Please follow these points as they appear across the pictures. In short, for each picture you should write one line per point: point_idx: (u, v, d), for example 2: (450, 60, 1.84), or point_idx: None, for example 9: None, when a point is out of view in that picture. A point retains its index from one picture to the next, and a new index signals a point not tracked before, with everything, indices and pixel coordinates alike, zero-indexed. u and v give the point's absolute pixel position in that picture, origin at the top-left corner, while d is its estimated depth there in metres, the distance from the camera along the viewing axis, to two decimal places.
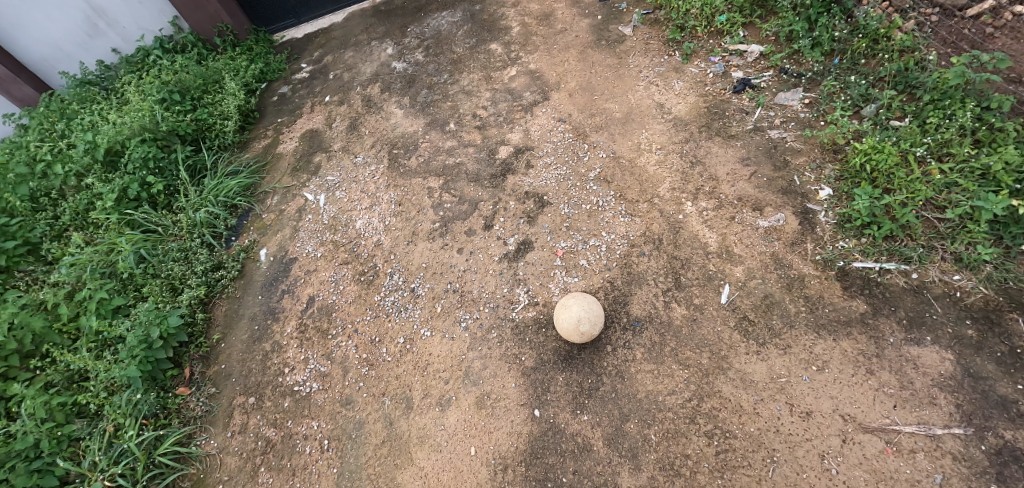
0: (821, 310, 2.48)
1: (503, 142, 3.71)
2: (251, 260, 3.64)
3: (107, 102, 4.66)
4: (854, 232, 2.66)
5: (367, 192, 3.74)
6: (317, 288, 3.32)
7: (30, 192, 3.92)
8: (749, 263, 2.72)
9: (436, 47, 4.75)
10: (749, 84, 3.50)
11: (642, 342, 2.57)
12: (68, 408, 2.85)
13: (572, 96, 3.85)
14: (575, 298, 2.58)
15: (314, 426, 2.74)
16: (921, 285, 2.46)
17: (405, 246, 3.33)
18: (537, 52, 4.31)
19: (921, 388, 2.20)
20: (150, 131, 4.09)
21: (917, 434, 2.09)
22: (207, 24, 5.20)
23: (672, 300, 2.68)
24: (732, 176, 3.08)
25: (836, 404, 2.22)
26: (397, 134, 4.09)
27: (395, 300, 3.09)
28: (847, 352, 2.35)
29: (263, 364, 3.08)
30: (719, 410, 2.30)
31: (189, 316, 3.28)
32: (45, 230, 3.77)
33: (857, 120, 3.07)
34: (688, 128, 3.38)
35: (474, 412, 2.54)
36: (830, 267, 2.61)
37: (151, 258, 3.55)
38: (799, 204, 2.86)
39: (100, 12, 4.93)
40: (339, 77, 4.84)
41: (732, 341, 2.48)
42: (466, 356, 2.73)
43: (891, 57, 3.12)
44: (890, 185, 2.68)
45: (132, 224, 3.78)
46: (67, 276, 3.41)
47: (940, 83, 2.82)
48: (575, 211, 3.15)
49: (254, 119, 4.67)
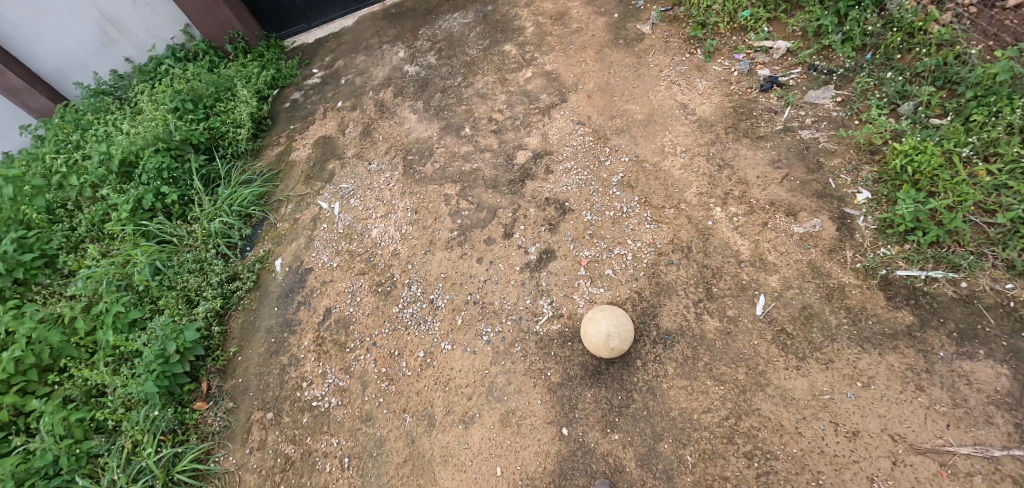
0: (864, 323, 2.35)
1: (521, 147, 3.60)
2: (266, 271, 3.59)
3: (121, 112, 4.66)
4: (896, 238, 2.52)
5: (382, 200, 3.67)
6: (334, 300, 3.26)
7: (47, 204, 3.93)
8: (785, 272, 2.58)
9: (448, 49, 4.66)
10: (776, 82, 3.35)
11: (674, 357, 2.45)
12: (86, 423, 2.83)
13: (591, 98, 3.73)
14: (606, 328, 2.39)
15: (334, 443, 2.68)
16: (971, 294, 2.33)
17: (422, 255, 3.25)
18: (552, 52, 4.20)
19: (976, 406, 2.07)
20: (163, 141, 4.08)
21: (973, 456, 1.97)
22: (217, 31, 5.17)
23: (704, 312, 2.55)
24: (763, 179, 2.93)
25: (885, 423, 2.10)
26: (411, 139, 4.01)
27: (414, 313, 3.01)
28: (893, 368, 2.22)
29: (281, 378, 3.03)
30: (759, 430, 2.19)
31: (205, 329, 3.26)
32: (62, 242, 3.78)
33: (893, 119, 2.93)
34: (713, 130, 3.24)
35: (500, 430, 2.45)
36: (872, 275, 2.47)
37: (166, 270, 3.53)
38: (835, 209, 2.71)
39: (113, 21, 4.92)
40: (351, 81, 4.78)
41: (770, 355, 2.36)
42: (489, 370, 2.64)
43: (929, 51, 2.98)
44: (934, 188, 2.55)
45: (147, 235, 3.77)
46: (84, 289, 3.40)
47: (985, 78, 2.68)
48: (598, 218, 3.03)
49: (266, 126, 4.63)
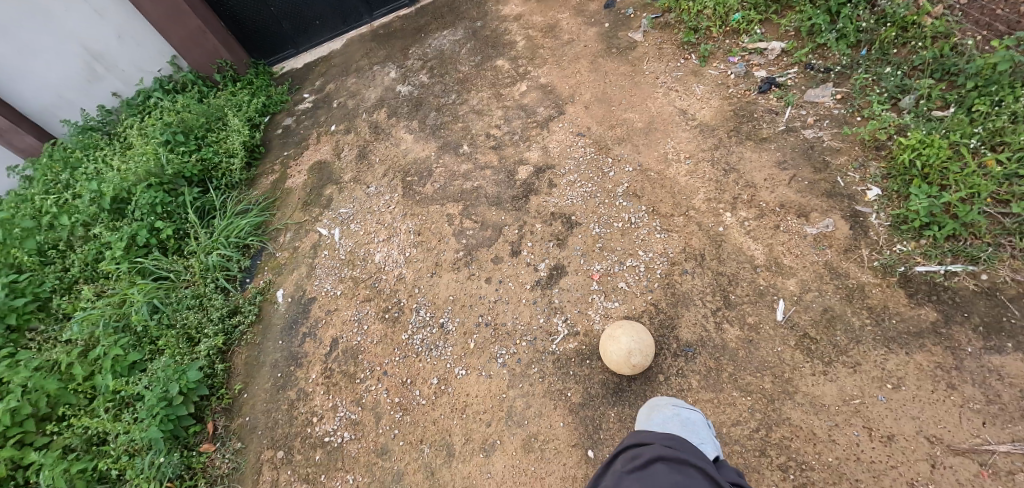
0: (888, 323, 2.30)
1: (521, 162, 3.56)
2: (268, 303, 3.50)
3: (111, 147, 4.58)
4: (911, 233, 2.49)
5: (384, 223, 3.60)
6: (340, 329, 3.17)
7: (38, 246, 3.83)
8: (802, 274, 2.54)
9: (440, 67, 4.64)
10: (774, 83, 3.34)
11: (696, 369, 2.39)
12: (88, 474, 2.71)
13: (589, 108, 3.71)
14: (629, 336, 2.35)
15: (349, 479, 2.58)
16: (993, 286, 2.29)
17: (429, 278, 3.18)
18: (546, 65, 4.19)
19: (1010, 401, 2.03)
20: (155, 175, 4.00)
21: (1013, 454, 1.91)
22: (205, 61, 5.12)
23: (723, 321, 2.49)
24: (771, 181, 2.90)
25: (920, 425, 2.04)
26: (409, 160, 3.96)
27: (425, 338, 2.93)
28: (922, 367, 2.17)
29: (290, 414, 2.93)
30: (791, 440, 2.12)
31: (208, 367, 3.16)
32: (54, 284, 3.66)
33: (895, 113, 2.92)
34: (715, 134, 3.22)
35: (523, 457, 2.37)
36: (891, 273, 2.43)
37: (165, 308, 3.43)
38: (846, 207, 2.68)
39: (99, 56, 4.84)
40: (343, 104, 4.74)
41: (795, 362, 2.30)
42: (507, 394, 2.57)
43: (924, 44, 2.98)
44: (945, 180, 2.52)
45: (143, 273, 3.67)
46: (80, 332, 3.29)
47: (984, 68, 2.68)
48: (607, 230, 2.98)
49: (260, 154, 4.56)
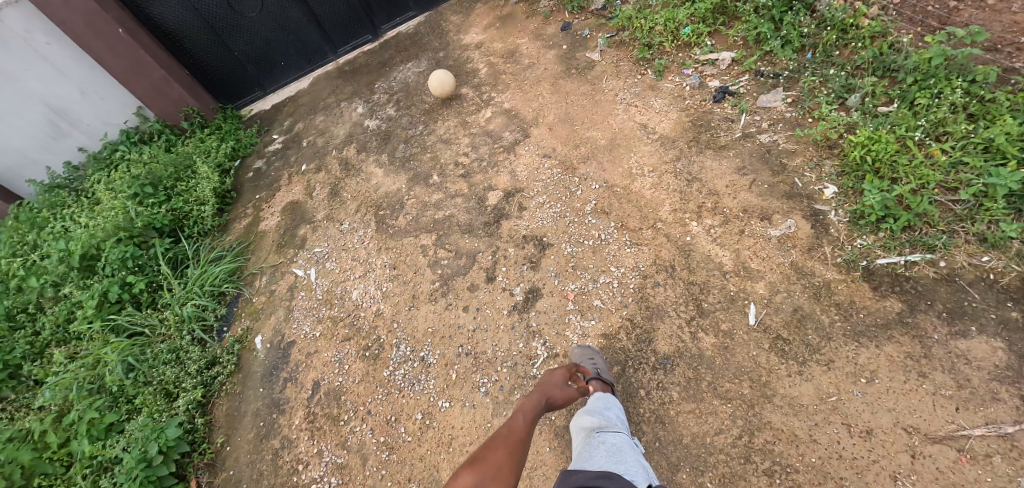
0: (856, 317, 2.35)
1: (491, 188, 3.59)
2: (246, 351, 3.43)
3: (78, 204, 4.51)
4: (869, 227, 2.56)
5: (359, 259, 3.59)
6: (321, 372, 3.12)
7: (6, 311, 3.72)
8: (770, 277, 2.58)
9: (406, 99, 4.70)
10: (727, 91, 3.45)
11: (676, 381, 2.40)
12: None
13: (553, 129, 3.78)
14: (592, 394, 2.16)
15: None
16: (952, 272, 2.36)
17: (407, 311, 3.16)
18: (508, 90, 4.27)
19: (979, 384, 2.07)
20: (125, 229, 3.94)
21: (988, 436, 1.95)
22: (171, 109, 5.10)
23: (699, 330, 2.52)
24: (732, 187, 2.97)
25: (896, 416, 2.07)
26: (380, 194, 3.97)
27: (406, 374, 2.89)
28: (893, 358, 2.21)
29: (274, 464, 2.86)
30: (774, 444, 2.13)
31: (188, 422, 3.08)
32: (25, 349, 3.56)
33: (844, 112, 3.03)
34: (676, 145, 3.30)
35: None
36: (854, 268, 2.49)
37: (140, 365, 3.35)
38: (806, 207, 2.76)
39: (63, 113, 4.81)
40: (313, 143, 4.75)
41: (771, 364, 2.33)
42: (492, 423, 2.54)
43: (864, 44, 3.13)
44: (896, 174, 2.61)
45: (117, 330, 3.58)
46: (53, 398, 3.19)
47: (922, 63, 2.81)
48: (579, 249, 3.02)
49: (231, 199, 4.53)
